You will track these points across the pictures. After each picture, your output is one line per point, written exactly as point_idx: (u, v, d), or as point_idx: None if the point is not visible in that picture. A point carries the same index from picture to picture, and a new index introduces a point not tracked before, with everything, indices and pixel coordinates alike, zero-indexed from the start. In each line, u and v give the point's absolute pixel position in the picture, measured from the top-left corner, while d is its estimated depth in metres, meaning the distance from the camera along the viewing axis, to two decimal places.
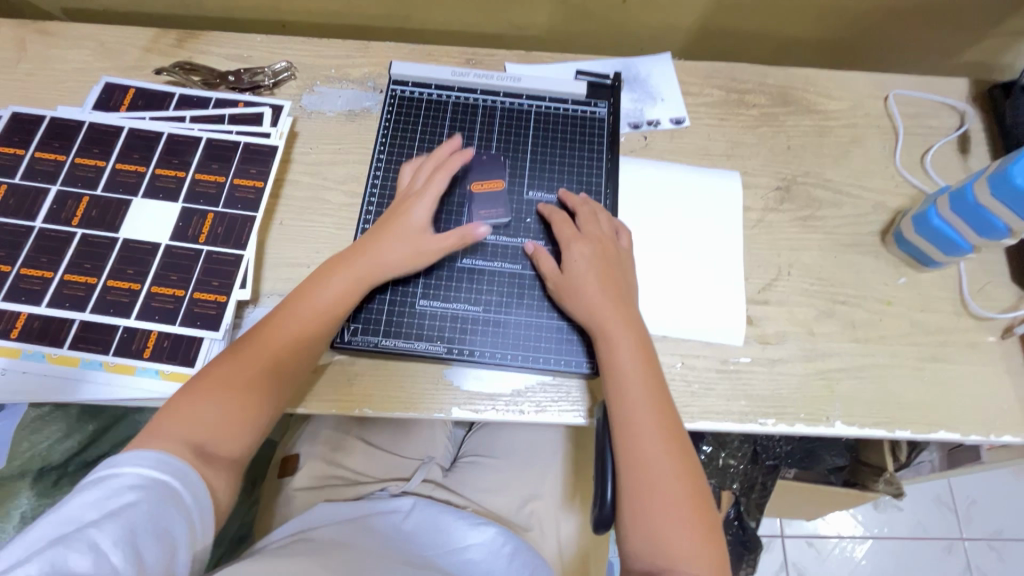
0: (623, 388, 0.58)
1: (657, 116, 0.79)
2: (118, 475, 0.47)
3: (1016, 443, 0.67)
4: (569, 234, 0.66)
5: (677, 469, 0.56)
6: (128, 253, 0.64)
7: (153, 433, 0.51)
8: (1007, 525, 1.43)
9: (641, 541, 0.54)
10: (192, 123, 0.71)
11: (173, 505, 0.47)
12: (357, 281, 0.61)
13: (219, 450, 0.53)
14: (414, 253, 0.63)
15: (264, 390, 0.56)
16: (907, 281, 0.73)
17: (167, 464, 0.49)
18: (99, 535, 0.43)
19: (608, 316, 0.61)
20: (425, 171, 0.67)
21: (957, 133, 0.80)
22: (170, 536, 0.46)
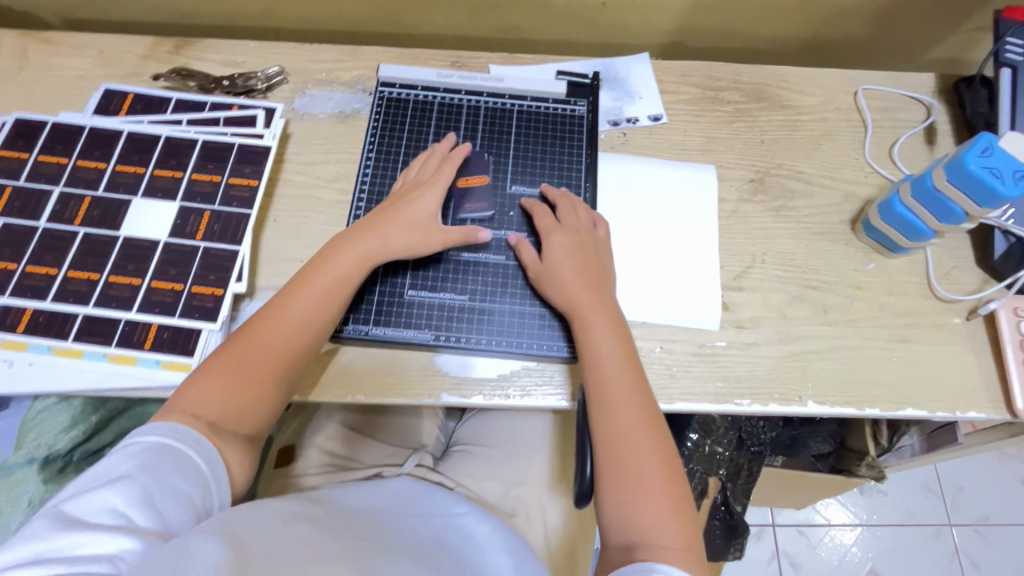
0: (600, 371, 0.62)
1: (636, 113, 0.83)
2: (139, 438, 0.53)
3: (981, 419, 0.70)
4: (549, 225, 0.69)
5: (652, 448, 0.58)
6: (128, 250, 0.67)
7: (232, 363, 0.58)
8: (993, 510, 1.46)
9: (618, 515, 0.56)
10: (189, 126, 0.74)
11: (186, 452, 0.53)
12: (271, 356, 0.60)
13: (229, 425, 0.57)
14: (415, 239, 0.66)
15: (255, 377, 0.59)
16: (876, 267, 0.76)
17: (168, 430, 0.54)
18: (123, 495, 0.49)
19: (584, 303, 0.64)
20: (432, 167, 0.71)
21: (922, 125, 0.83)
22: (185, 499, 0.51)
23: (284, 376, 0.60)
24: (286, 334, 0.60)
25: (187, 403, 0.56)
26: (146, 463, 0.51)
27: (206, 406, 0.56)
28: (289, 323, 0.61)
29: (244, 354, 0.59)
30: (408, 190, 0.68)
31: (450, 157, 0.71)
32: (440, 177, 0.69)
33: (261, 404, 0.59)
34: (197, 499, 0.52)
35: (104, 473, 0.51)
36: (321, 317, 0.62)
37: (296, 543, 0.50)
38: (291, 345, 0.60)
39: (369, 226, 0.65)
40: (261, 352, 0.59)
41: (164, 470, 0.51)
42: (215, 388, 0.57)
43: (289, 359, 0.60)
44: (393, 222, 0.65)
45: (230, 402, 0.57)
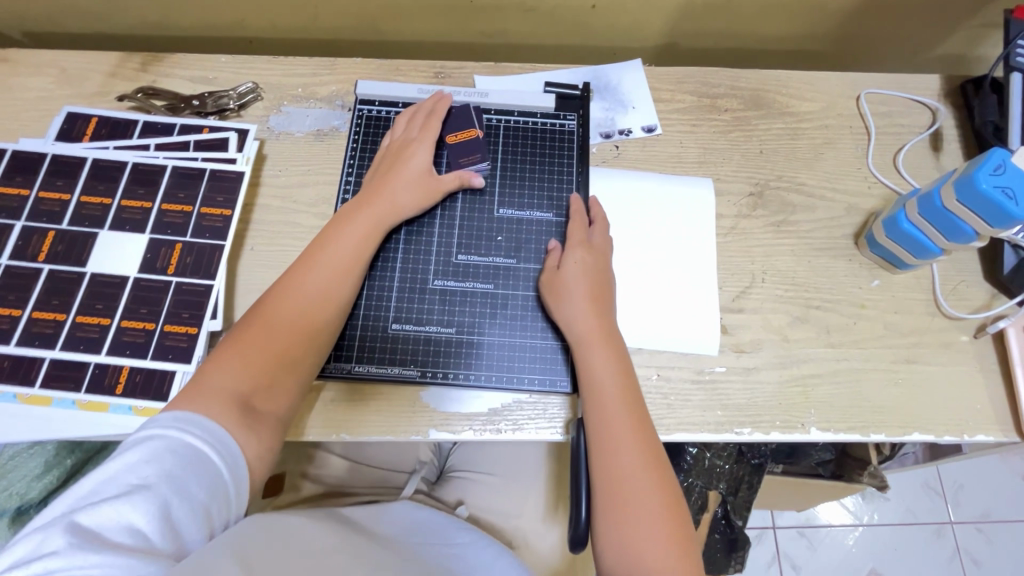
0: (604, 405, 0.59)
1: (629, 124, 0.79)
2: (158, 437, 0.48)
3: (989, 442, 0.68)
4: (578, 239, 0.67)
5: (655, 486, 0.56)
6: (96, 287, 0.63)
7: (245, 344, 0.57)
8: (994, 507, 1.45)
9: (618, 559, 0.54)
10: (157, 151, 0.70)
11: (204, 455, 0.49)
12: (288, 327, 0.58)
13: (260, 402, 0.55)
14: (422, 192, 0.67)
15: (272, 354, 0.57)
16: (880, 283, 0.73)
17: (202, 420, 0.51)
18: (139, 506, 0.44)
19: (590, 328, 0.62)
20: (418, 121, 0.71)
21: (929, 131, 0.80)
22: (203, 512, 0.47)
23: (306, 345, 0.59)
24: (299, 302, 0.59)
25: (215, 385, 0.54)
26: (167, 470, 0.47)
27: (236, 385, 0.54)
28: (306, 288, 0.60)
29: (258, 333, 0.57)
30: (401, 149, 0.69)
31: (436, 113, 0.71)
32: (431, 131, 0.69)
33: (290, 375, 0.58)
34: (215, 513, 0.48)
35: (121, 479, 0.46)
36: (341, 278, 0.61)
37: (295, 556, 0.49)
38: (310, 313, 0.60)
39: (374, 190, 0.66)
40: (276, 326, 0.58)
41: (186, 477, 0.47)
42: (236, 369, 0.55)
43: (311, 325, 0.59)
44: (397, 179, 0.66)
45: (258, 378, 0.56)
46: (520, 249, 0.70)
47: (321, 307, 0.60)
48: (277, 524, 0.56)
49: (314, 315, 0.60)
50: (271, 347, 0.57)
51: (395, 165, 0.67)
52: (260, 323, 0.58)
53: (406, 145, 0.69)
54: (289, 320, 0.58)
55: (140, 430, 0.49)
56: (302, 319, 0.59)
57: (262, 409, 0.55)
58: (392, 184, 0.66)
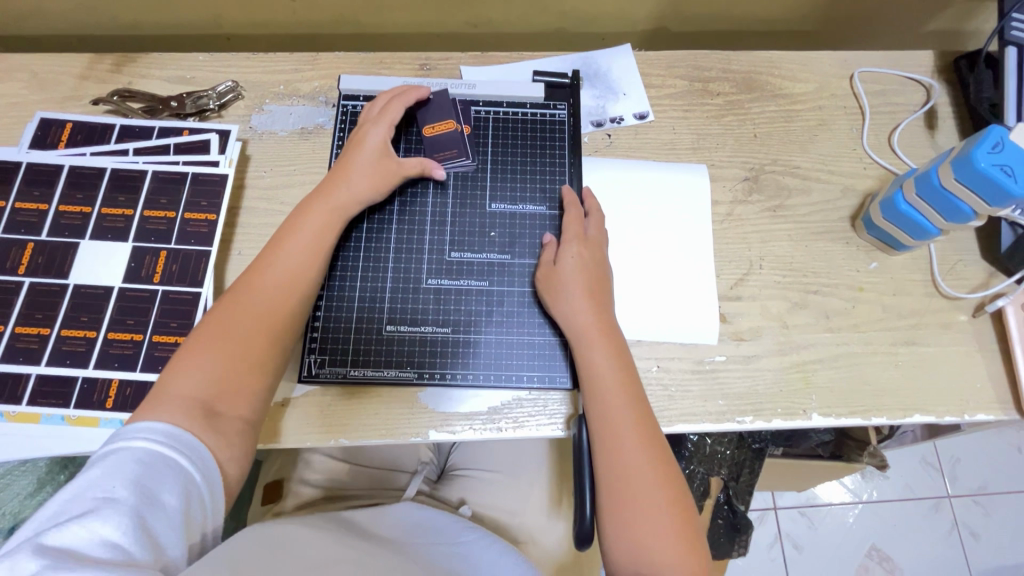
0: (605, 401, 0.58)
1: (620, 112, 0.77)
2: (122, 449, 0.46)
3: (989, 421, 0.68)
4: (573, 233, 0.65)
5: (662, 482, 0.55)
6: (80, 299, 0.62)
7: (199, 344, 0.55)
8: (991, 479, 1.47)
9: (625, 552, 0.53)
10: (137, 156, 0.68)
11: (173, 462, 0.47)
12: (244, 322, 0.57)
13: (224, 404, 0.53)
14: (380, 175, 0.65)
15: (229, 352, 0.55)
16: (877, 266, 0.72)
17: (163, 426, 0.49)
18: (112, 518, 0.42)
19: (588, 323, 0.61)
20: (374, 105, 0.69)
21: (923, 109, 0.79)
22: (181, 519, 0.45)
23: (265, 341, 0.57)
24: (254, 297, 0.58)
25: (175, 391, 0.52)
26: (139, 480, 0.45)
27: (198, 389, 0.53)
28: (265, 283, 0.58)
29: (213, 332, 0.56)
30: (358, 135, 0.67)
31: (400, 95, 0.68)
32: (390, 113, 0.67)
33: (255, 373, 0.56)
34: (191, 523, 0.47)
35: (85, 495, 0.43)
36: (301, 272, 0.60)
37: (294, 563, 0.49)
38: (269, 308, 0.58)
39: (332, 180, 0.64)
40: (231, 322, 0.56)
41: (161, 485, 0.45)
42: (194, 372, 0.54)
43: (273, 320, 0.58)
44: (355, 166, 0.64)
45: (220, 380, 0.54)
46: (514, 244, 0.68)
47: (278, 301, 0.58)
48: (282, 533, 0.56)
49: (271, 310, 0.58)
50: (228, 346, 0.55)
51: (351, 151, 0.65)
52: (214, 321, 0.56)
53: (361, 128, 0.67)
54: (245, 315, 0.57)
55: (99, 449, 0.47)
56: (259, 313, 0.57)
57: (225, 412, 0.53)
58: (349, 171, 0.64)
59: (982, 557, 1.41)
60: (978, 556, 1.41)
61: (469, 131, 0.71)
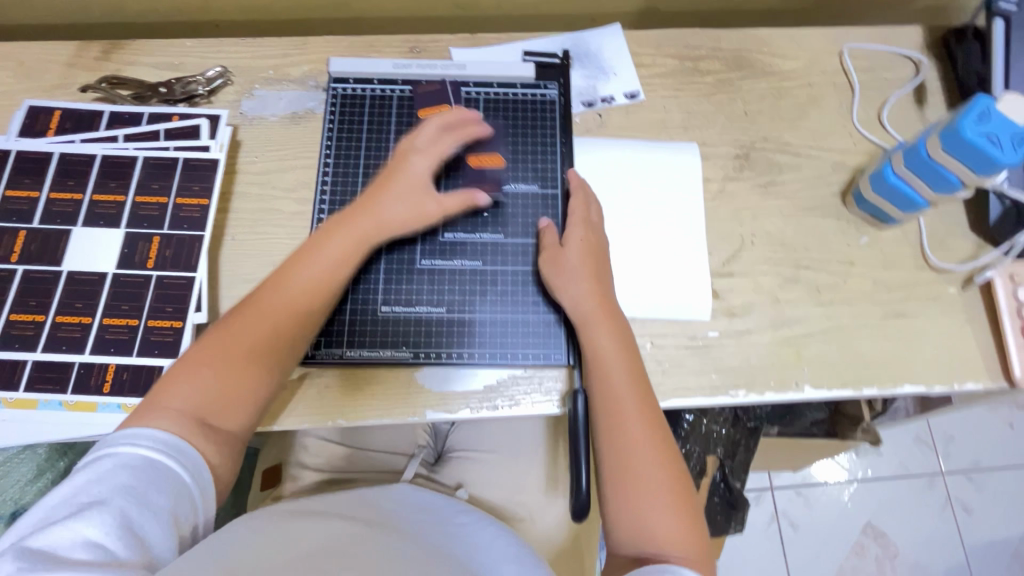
0: (608, 381, 0.59)
1: (611, 92, 0.77)
2: (112, 452, 0.48)
3: (979, 390, 0.69)
4: (574, 216, 0.66)
5: (661, 457, 0.56)
6: (74, 286, 0.62)
7: (212, 355, 0.55)
8: (984, 456, 1.49)
9: (625, 522, 0.54)
10: (126, 142, 0.67)
11: (162, 465, 0.49)
12: (258, 343, 0.56)
13: (219, 418, 0.54)
14: (417, 208, 0.63)
15: (241, 372, 0.55)
16: (868, 240, 0.73)
17: (156, 432, 0.50)
18: (96, 521, 0.44)
19: (592, 303, 0.61)
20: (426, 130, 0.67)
21: (912, 84, 0.79)
22: (168, 518, 0.47)
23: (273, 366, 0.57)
24: (274, 318, 0.58)
25: (174, 398, 0.53)
26: (124, 483, 0.46)
27: (201, 399, 0.53)
28: (285, 308, 0.58)
29: (226, 343, 0.56)
30: (399, 158, 0.65)
31: (454, 128, 0.67)
32: (442, 147, 0.65)
33: (255, 394, 0.56)
34: (181, 519, 0.48)
35: (74, 499, 0.45)
36: (315, 298, 0.59)
37: (293, 555, 0.49)
38: (283, 332, 0.58)
39: (364, 202, 0.63)
40: (245, 340, 0.56)
41: (147, 487, 0.47)
42: (202, 384, 0.54)
43: (285, 347, 0.58)
44: (394, 193, 0.63)
45: (220, 394, 0.54)
46: (507, 223, 0.69)
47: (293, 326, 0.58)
48: (277, 524, 0.56)
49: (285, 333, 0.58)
50: (242, 368, 0.55)
51: (393, 174, 0.64)
52: (232, 335, 0.56)
53: (407, 154, 0.65)
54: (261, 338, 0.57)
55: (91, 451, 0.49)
56: (274, 339, 0.57)
57: (219, 426, 0.53)
58: (387, 194, 0.63)
59: (974, 531, 1.43)
60: (971, 530, 1.43)
61: None
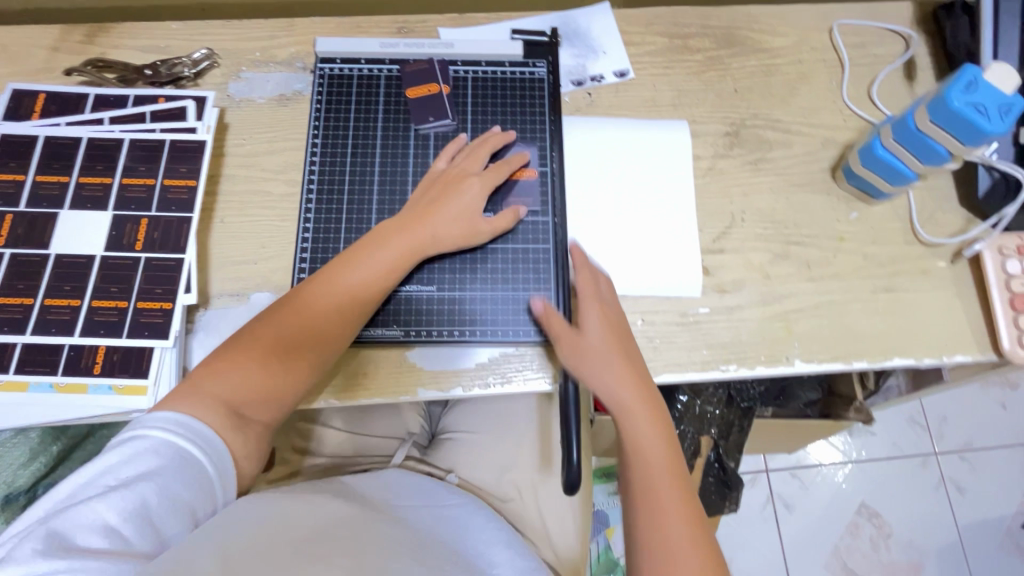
0: (647, 468, 0.56)
1: (601, 70, 0.77)
2: (141, 437, 0.51)
3: (968, 362, 0.69)
4: (592, 299, 0.62)
5: (708, 562, 0.52)
6: (62, 268, 0.61)
7: (250, 348, 0.58)
8: (977, 436, 1.50)
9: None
10: (112, 124, 0.67)
11: (183, 456, 0.51)
12: (290, 345, 0.58)
13: (252, 410, 0.56)
14: (464, 231, 0.64)
15: (274, 374, 0.58)
16: (858, 216, 0.73)
17: (182, 417, 0.53)
18: (115, 506, 0.47)
19: (626, 396, 0.58)
20: (482, 153, 0.67)
21: (902, 59, 0.79)
22: (181, 506, 0.50)
23: (301, 370, 0.59)
24: (309, 322, 0.59)
25: (214, 384, 0.56)
26: (144, 470, 0.49)
27: (234, 393, 0.56)
28: (328, 318, 0.59)
29: (265, 340, 0.58)
30: (456, 178, 0.65)
31: (510, 159, 0.68)
32: (497, 175, 0.66)
33: (286, 394, 0.58)
34: (197, 508, 0.51)
35: (100, 481, 0.49)
36: (351, 313, 0.60)
37: (292, 544, 0.50)
38: (315, 338, 0.59)
39: (415, 218, 0.63)
40: (277, 338, 0.58)
41: (166, 476, 0.50)
42: (238, 377, 0.57)
43: (322, 354, 0.60)
44: (443, 210, 0.63)
45: (256, 389, 0.57)
46: (497, 201, 0.68)
47: (324, 332, 0.59)
48: (276, 508, 0.56)
49: (315, 337, 0.59)
50: (276, 369, 0.58)
51: (448, 192, 0.64)
52: (274, 332, 0.59)
53: (464, 175, 0.65)
54: (294, 341, 0.58)
55: (123, 431, 0.52)
56: (306, 344, 0.59)
57: (250, 418, 0.56)
58: (438, 211, 0.63)
59: (967, 510, 1.45)
60: (964, 509, 1.45)
61: (448, 90, 0.71)
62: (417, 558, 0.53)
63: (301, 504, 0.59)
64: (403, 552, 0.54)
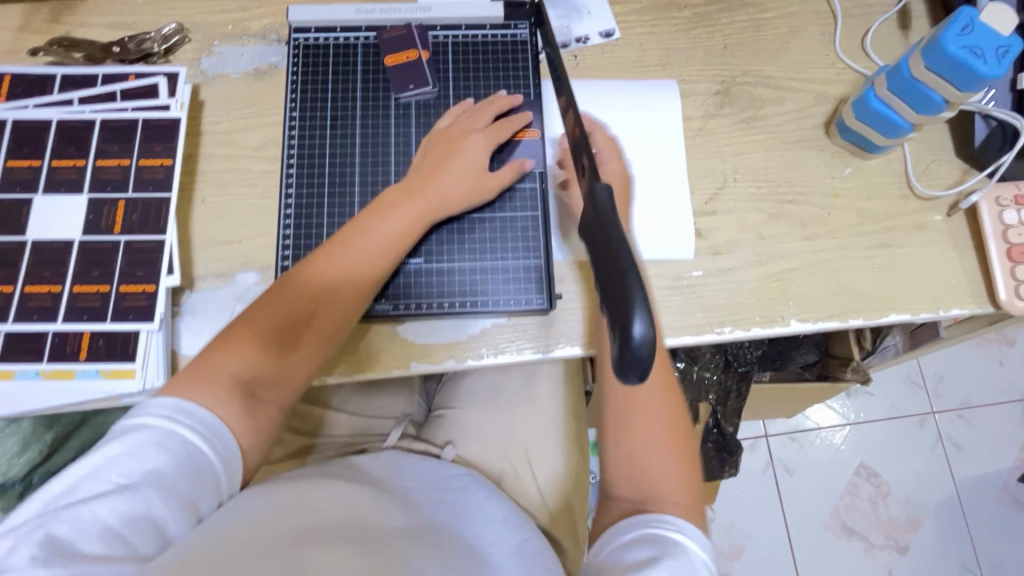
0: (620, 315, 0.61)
1: (586, 31, 0.75)
2: (146, 430, 0.50)
3: (965, 315, 0.68)
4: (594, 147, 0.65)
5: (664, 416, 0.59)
6: (41, 254, 0.60)
7: (255, 325, 0.57)
8: (974, 393, 1.51)
9: (625, 482, 0.58)
10: (82, 105, 0.65)
11: (187, 449, 0.51)
12: (301, 322, 0.58)
13: (266, 391, 0.57)
14: (468, 194, 0.63)
15: (288, 350, 0.57)
16: (852, 171, 0.71)
17: (185, 399, 0.52)
18: (119, 505, 0.47)
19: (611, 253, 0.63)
20: (483, 112, 0.66)
21: (896, 8, 0.76)
22: (185, 502, 0.49)
23: (313, 346, 0.58)
24: (316, 298, 0.58)
25: (224, 364, 0.55)
26: (148, 467, 0.49)
27: (247, 371, 0.56)
28: (337, 285, 0.58)
29: (271, 318, 0.57)
30: (458, 136, 0.64)
31: (511, 118, 0.66)
32: (498, 132, 0.65)
33: (302, 373, 0.58)
34: (200, 502, 0.50)
35: (101, 477, 0.48)
36: (360, 284, 0.59)
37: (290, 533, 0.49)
38: (324, 312, 0.58)
39: (416, 184, 0.62)
40: (283, 317, 0.57)
41: (173, 474, 0.49)
42: (250, 355, 0.56)
43: (336, 325, 0.59)
44: (445, 174, 0.62)
45: (269, 365, 0.57)
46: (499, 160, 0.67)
47: (335, 306, 0.58)
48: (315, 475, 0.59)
49: (325, 313, 0.58)
50: (287, 347, 0.57)
51: (449, 153, 0.63)
52: (280, 308, 0.58)
53: (464, 135, 0.64)
54: (305, 318, 0.58)
55: (127, 420, 0.51)
56: (316, 320, 0.58)
57: (264, 396, 0.56)
58: (440, 174, 0.62)
59: (965, 466, 1.46)
60: (962, 466, 1.46)
61: (428, 56, 0.69)
62: (415, 540, 0.55)
63: (275, 489, 0.56)
64: (399, 539, 0.54)
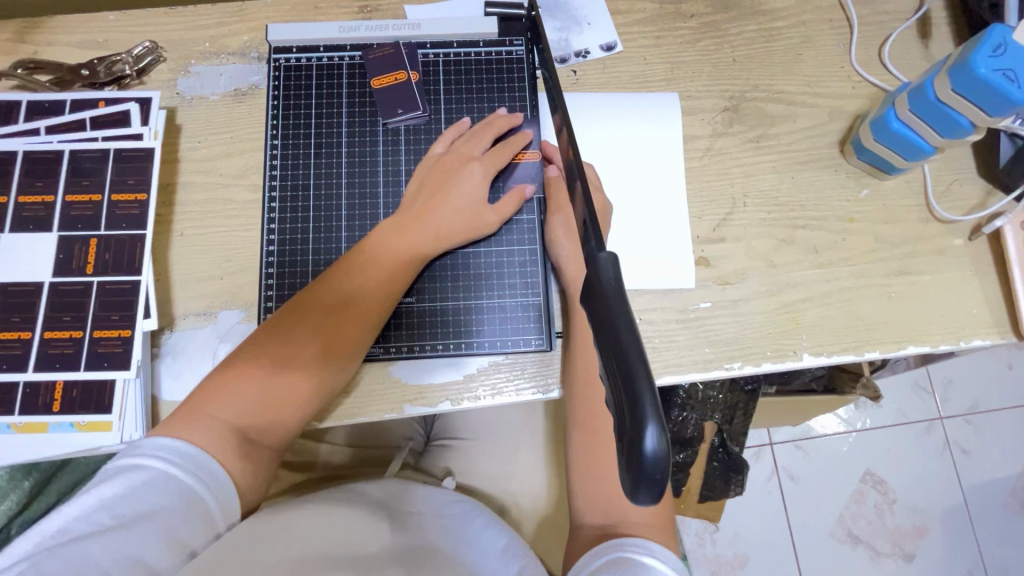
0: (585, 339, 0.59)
1: (586, 44, 0.70)
2: (140, 468, 0.45)
3: (987, 346, 0.65)
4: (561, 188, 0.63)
5: None
6: (10, 298, 0.57)
7: (244, 368, 0.53)
8: (983, 398, 1.48)
9: (594, 510, 0.55)
10: (50, 135, 0.61)
11: (181, 488, 0.45)
12: (294, 364, 0.54)
13: (260, 435, 0.52)
14: (470, 224, 0.59)
15: (281, 392, 0.53)
16: (869, 193, 0.68)
17: (174, 442, 0.47)
18: (108, 546, 0.40)
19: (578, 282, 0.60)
20: (482, 135, 0.62)
21: (915, 16, 0.72)
22: (180, 544, 0.44)
23: (308, 388, 0.54)
24: (311, 339, 0.54)
25: (213, 409, 0.50)
26: (141, 504, 0.43)
27: (238, 415, 0.51)
28: (336, 323, 0.55)
29: (263, 360, 0.53)
30: (456, 164, 0.60)
31: (510, 140, 0.62)
32: (498, 156, 0.61)
33: (297, 416, 0.54)
34: (194, 545, 0.45)
35: (88, 518, 0.42)
36: (358, 322, 0.56)
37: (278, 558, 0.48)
38: (319, 353, 0.54)
39: (416, 213, 0.58)
40: (275, 359, 0.54)
41: (169, 512, 0.44)
42: (239, 399, 0.52)
43: (333, 364, 0.55)
44: (444, 203, 0.59)
45: (262, 408, 0.52)
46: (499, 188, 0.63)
47: (332, 347, 0.55)
48: (290, 511, 0.57)
49: (322, 354, 0.54)
50: (281, 389, 0.53)
51: (447, 181, 0.59)
52: (272, 349, 0.54)
53: (463, 161, 0.60)
54: (299, 359, 0.54)
55: (117, 459, 0.46)
56: (311, 361, 0.54)
57: (260, 440, 0.52)
58: (439, 203, 0.59)
59: (973, 473, 1.44)
60: (969, 472, 1.44)
61: (417, 77, 0.65)
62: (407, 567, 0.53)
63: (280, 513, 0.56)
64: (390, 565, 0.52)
